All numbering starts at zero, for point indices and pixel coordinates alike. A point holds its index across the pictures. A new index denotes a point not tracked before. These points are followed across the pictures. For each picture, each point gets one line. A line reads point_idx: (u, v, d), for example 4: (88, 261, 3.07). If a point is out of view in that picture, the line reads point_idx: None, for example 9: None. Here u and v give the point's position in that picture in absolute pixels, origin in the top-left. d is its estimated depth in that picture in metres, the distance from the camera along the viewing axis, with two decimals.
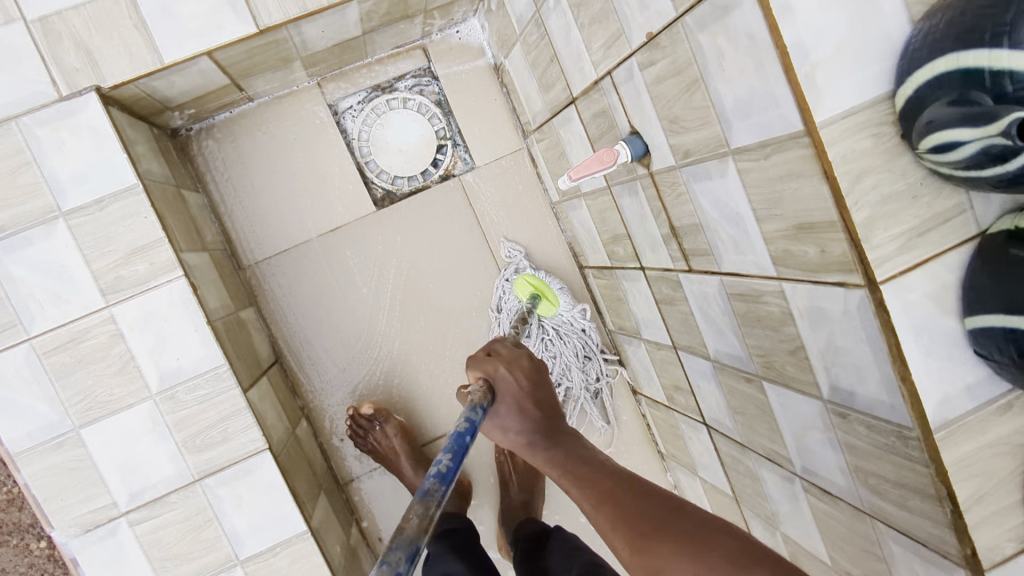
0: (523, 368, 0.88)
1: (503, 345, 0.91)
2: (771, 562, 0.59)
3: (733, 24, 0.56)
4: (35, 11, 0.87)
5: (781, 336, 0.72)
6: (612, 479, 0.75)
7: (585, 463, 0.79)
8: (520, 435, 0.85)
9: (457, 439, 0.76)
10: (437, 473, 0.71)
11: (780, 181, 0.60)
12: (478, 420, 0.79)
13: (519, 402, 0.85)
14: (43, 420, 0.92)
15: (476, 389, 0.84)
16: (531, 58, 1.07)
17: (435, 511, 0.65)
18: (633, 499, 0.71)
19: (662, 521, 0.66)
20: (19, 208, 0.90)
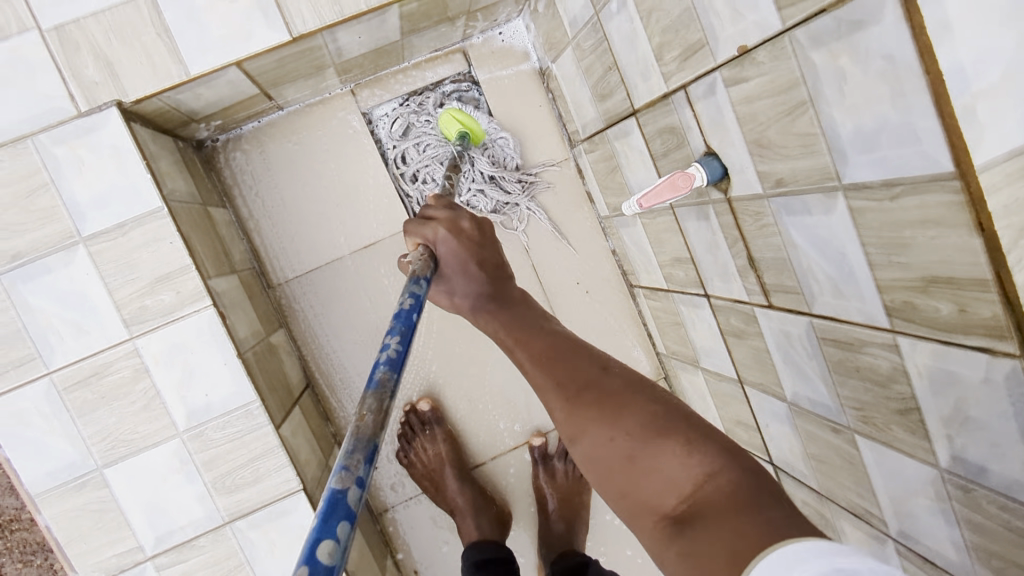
0: (466, 235, 0.78)
1: (439, 207, 0.80)
2: (695, 427, 0.59)
3: (865, 44, 0.47)
4: (50, 20, 0.80)
5: (888, 393, 0.64)
6: (546, 337, 0.71)
7: (523, 322, 0.74)
8: (462, 297, 0.78)
9: (403, 319, 0.67)
10: (388, 359, 0.63)
11: (909, 227, 0.51)
12: (422, 295, 0.70)
13: (463, 264, 0.76)
14: (64, 460, 0.86)
15: (416, 257, 0.75)
16: (585, 64, 0.98)
17: (389, 403, 0.58)
18: (563, 359, 0.68)
19: (587, 384, 0.65)
20: (36, 234, 0.83)
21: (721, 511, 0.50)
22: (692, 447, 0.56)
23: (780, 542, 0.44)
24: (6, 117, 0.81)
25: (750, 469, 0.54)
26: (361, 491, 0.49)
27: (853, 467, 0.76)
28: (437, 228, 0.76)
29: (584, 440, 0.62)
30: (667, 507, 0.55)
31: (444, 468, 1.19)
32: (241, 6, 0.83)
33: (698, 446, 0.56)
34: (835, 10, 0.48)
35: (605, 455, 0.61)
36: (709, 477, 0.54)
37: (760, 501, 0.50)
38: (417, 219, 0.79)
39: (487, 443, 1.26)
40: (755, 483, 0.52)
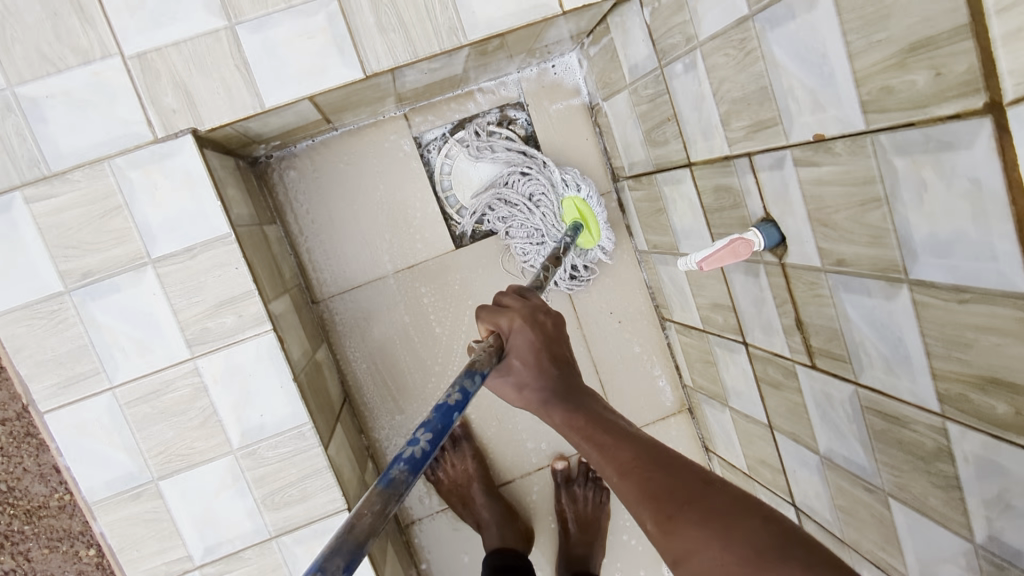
0: (541, 327, 0.76)
1: (513, 297, 0.79)
2: (810, 547, 0.49)
3: (953, 163, 0.50)
4: (134, 47, 0.82)
5: (929, 467, 0.67)
6: (634, 447, 0.62)
7: (608, 429, 0.65)
8: (530, 393, 0.73)
9: (443, 415, 0.63)
10: (410, 457, 0.58)
11: (974, 330, 0.54)
12: (473, 392, 0.66)
13: (536, 356, 0.73)
14: (122, 470, 0.89)
15: (483, 348, 0.73)
16: (640, 109, 1.01)
17: (393, 508, 0.53)
18: (654, 472, 0.58)
19: (686, 496, 0.55)
20: (108, 253, 0.85)
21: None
22: (812, 575, 0.46)
23: None
24: (85, 139, 0.83)
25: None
26: None
27: (882, 525, 0.79)
28: (511, 318, 0.75)
29: (686, 561, 0.52)
30: None
31: (472, 484, 1.23)
32: (319, 43, 0.85)
33: (816, 573, 0.46)
34: (925, 126, 0.51)
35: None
36: None
37: None
38: (493, 308, 0.78)
39: (514, 463, 1.30)
40: None
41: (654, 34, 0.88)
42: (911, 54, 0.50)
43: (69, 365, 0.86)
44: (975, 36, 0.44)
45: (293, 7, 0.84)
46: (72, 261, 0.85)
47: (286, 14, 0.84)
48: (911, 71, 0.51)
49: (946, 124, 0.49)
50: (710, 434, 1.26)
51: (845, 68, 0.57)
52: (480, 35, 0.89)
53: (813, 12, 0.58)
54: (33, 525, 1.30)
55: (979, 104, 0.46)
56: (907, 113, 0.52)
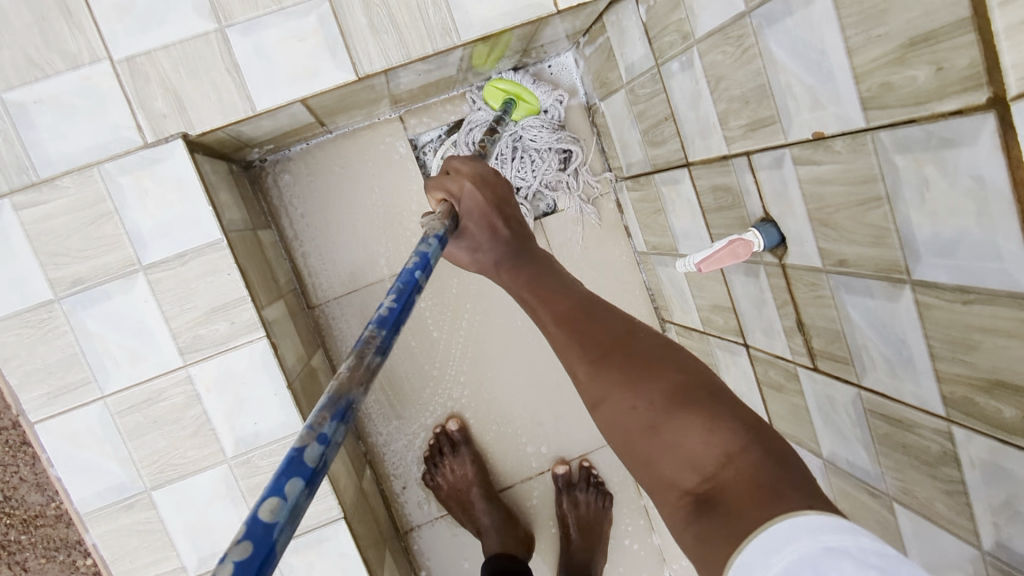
0: (492, 186, 0.78)
1: (462, 160, 0.80)
2: (717, 404, 0.52)
3: (955, 161, 0.49)
4: (122, 51, 0.81)
5: (934, 472, 0.66)
6: (573, 300, 0.64)
7: (555, 283, 0.68)
8: (484, 254, 0.76)
9: (405, 277, 0.61)
10: (378, 317, 0.55)
11: (980, 331, 0.53)
12: (433, 256, 0.65)
13: (488, 219, 0.76)
14: (114, 481, 0.88)
15: (436, 215, 0.74)
16: (637, 109, 1.00)
17: (374, 361, 0.51)
18: (587, 317, 0.61)
19: (614, 345, 0.58)
20: (98, 261, 0.84)
21: (750, 504, 0.45)
22: (713, 425, 0.50)
23: (775, 518, 0.42)
24: (74, 145, 0.82)
25: (775, 448, 0.48)
26: (322, 449, 0.43)
27: (888, 530, 0.78)
28: (460, 184, 0.77)
29: (602, 405, 0.57)
30: (686, 485, 0.50)
31: (472, 489, 1.21)
32: (311, 45, 0.84)
33: (717, 424, 0.50)
34: (926, 123, 0.50)
35: (623, 424, 0.55)
36: (731, 456, 0.48)
37: (794, 490, 0.44)
38: (442, 174, 0.79)
39: (514, 467, 1.28)
40: (784, 462, 0.47)
41: (650, 32, 0.87)
42: (911, 50, 0.49)
43: (59, 374, 0.85)
44: (978, 30, 0.43)
45: (284, 9, 0.83)
46: (62, 269, 0.84)
47: (276, 16, 0.83)
48: (911, 67, 0.49)
49: (948, 120, 0.48)
50: None
51: (844, 65, 0.56)
52: (473, 34, 0.88)
53: (811, 8, 0.57)
54: (29, 535, 1.29)
55: (983, 100, 0.44)
56: (908, 110, 0.51)
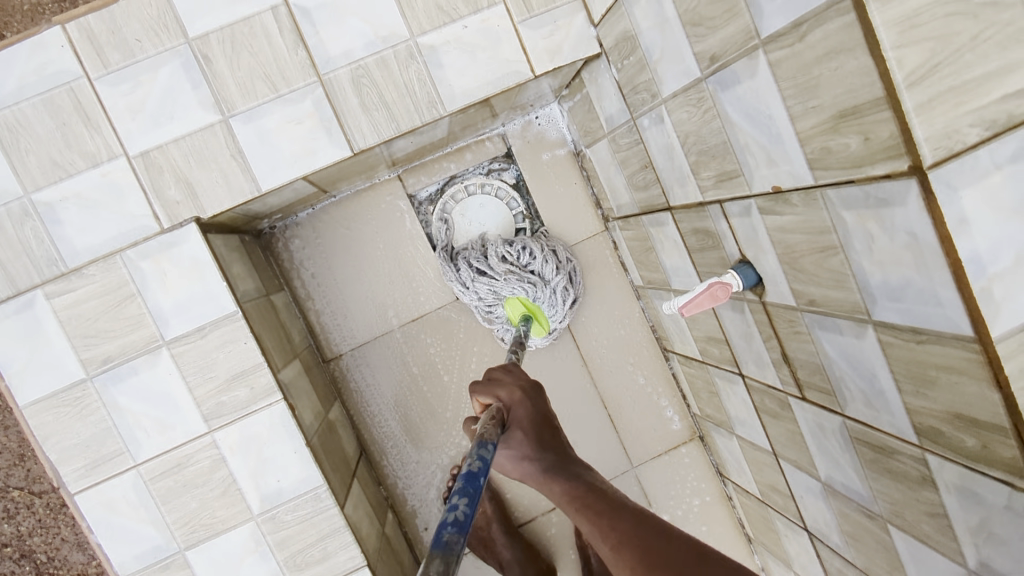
0: (540, 397, 0.81)
1: (503, 372, 0.84)
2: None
3: (892, 218, 0.53)
4: (137, 146, 0.89)
5: (918, 495, 0.69)
6: (630, 518, 0.62)
7: (603, 497, 0.66)
8: (530, 464, 0.73)
9: (469, 481, 0.63)
10: (453, 521, 0.58)
11: (935, 368, 0.56)
12: (491, 458, 0.66)
13: (535, 431, 0.75)
14: (150, 543, 0.93)
15: (486, 419, 0.73)
16: (620, 156, 1.05)
17: (454, 569, 0.52)
18: (648, 541, 0.59)
19: (678, 565, 0.56)
20: (124, 339, 0.91)
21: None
22: None
23: None
24: (98, 236, 0.89)
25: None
26: None
27: (887, 551, 0.80)
28: (509, 390, 0.78)
29: None
30: None
31: (490, 525, 1.24)
32: (308, 127, 0.91)
33: None
34: (863, 184, 0.54)
35: None
36: None
37: None
38: (484, 382, 0.82)
39: (531, 501, 1.31)
40: None
41: (624, 89, 0.92)
42: (842, 120, 0.53)
43: (94, 447, 0.91)
44: (892, 107, 0.48)
45: (281, 96, 0.90)
46: (93, 348, 0.91)
47: (275, 104, 0.90)
48: (843, 135, 0.54)
49: (880, 182, 0.52)
50: (723, 461, 1.27)
51: (789, 129, 0.61)
52: (458, 105, 0.94)
53: (755, 78, 0.62)
54: None
55: (904, 167, 0.49)
56: (847, 171, 0.55)
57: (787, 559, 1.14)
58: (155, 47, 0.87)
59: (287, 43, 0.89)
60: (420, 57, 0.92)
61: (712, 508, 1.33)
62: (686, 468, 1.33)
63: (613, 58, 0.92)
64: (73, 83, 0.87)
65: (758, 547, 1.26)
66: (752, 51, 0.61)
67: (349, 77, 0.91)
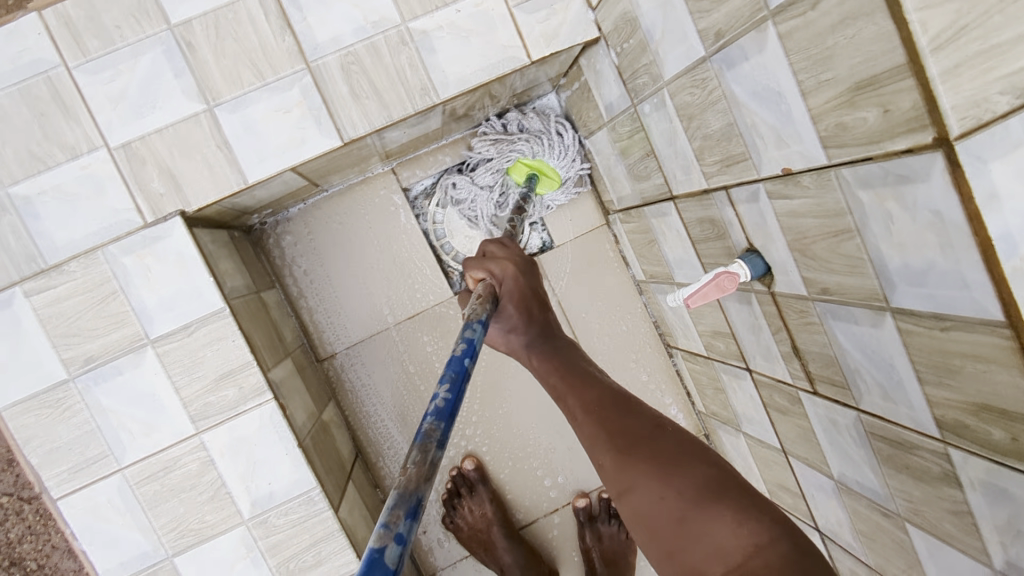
0: (532, 273, 0.79)
1: (497, 244, 0.81)
2: (745, 498, 0.54)
3: (913, 197, 0.49)
4: (118, 137, 0.85)
5: (939, 493, 0.65)
6: (598, 389, 0.64)
7: (581, 372, 0.67)
8: (517, 337, 0.74)
9: (454, 365, 0.62)
10: (434, 409, 0.57)
11: (960, 357, 0.53)
12: (479, 340, 0.65)
13: (525, 302, 0.74)
14: (137, 550, 0.90)
15: (476, 296, 0.71)
16: (620, 145, 1.01)
17: (435, 455, 0.52)
18: (616, 413, 0.61)
19: (640, 440, 0.58)
20: (107, 338, 0.88)
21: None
22: (743, 518, 0.51)
23: None
24: (78, 231, 0.86)
25: (803, 543, 0.50)
26: (399, 548, 0.43)
27: (904, 551, 0.76)
28: (501, 264, 0.76)
29: (630, 494, 0.56)
30: None
31: (491, 528, 1.20)
32: (296, 116, 0.88)
33: (673, 478, 0.55)
34: (882, 161, 0.51)
35: (654, 514, 0.55)
36: (757, 550, 0.49)
37: None
38: (478, 257, 0.79)
39: (533, 503, 1.28)
40: (805, 555, 0.48)
41: (623, 73, 0.89)
42: (859, 93, 0.50)
43: (77, 450, 0.88)
44: (916, 75, 0.44)
45: (268, 85, 0.87)
46: (74, 348, 0.87)
47: (261, 92, 0.87)
48: (860, 108, 0.51)
49: (901, 158, 0.49)
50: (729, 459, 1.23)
51: (801, 106, 0.57)
52: (452, 92, 0.91)
53: (763, 53, 0.59)
54: None
55: (929, 139, 0.45)
56: (864, 148, 0.52)
57: None
58: (136, 34, 0.84)
59: (273, 28, 0.86)
60: (411, 43, 0.89)
61: None
62: None
63: (612, 41, 0.88)
64: (51, 72, 0.84)
65: None
66: (761, 24, 0.58)
67: (338, 65, 0.87)
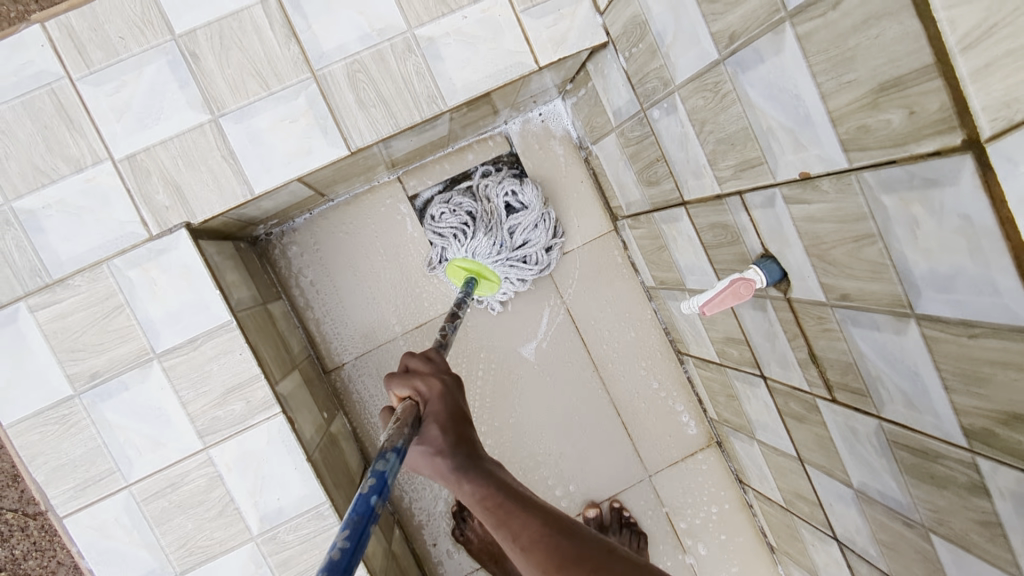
0: (456, 391, 0.68)
1: (420, 360, 0.71)
2: None
3: (941, 200, 0.48)
4: (123, 150, 0.84)
5: (967, 503, 0.63)
6: (540, 515, 0.54)
7: (517, 497, 0.55)
8: (443, 461, 0.59)
9: (358, 506, 0.52)
10: (327, 563, 0.46)
11: (989, 364, 0.51)
12: (391, 473, 0.55)
13: (454, 420, 0.63)
14: (144, 567, 0.88)
15: (394, 421, 0.60)
16: (629, 151, 1.00)
17: None
18: (560, 539, 0.51)
19: (593, 568, 0.48)
20: (113, 352, 0.86)
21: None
22: None
23: None
24: (84, 245, 0.85)
25: None
26: None
27: (928, 562, 0.75)
28: (428, 383, 0.66)
29: None
30: None
31: (503, 540, 1.19)
32: (302, 126, 0.87)
33: None
34: (907, 163, 0.50)
35: None
36: None
37: None
38: (400, 374, 0.68)
39: None
40: None
41: (633, 79, 0.88)
42: (883, 95, 0.49)
43: (84, 467, 0.87)
44: (944, 76, 0.43)
45: (274, 94, 0.86)
46: (80, 363, 0.86)
47: (267, 102, 0.86)
48: (884, 111, 0.49)
49: (928, 161, 0.47)
50: (742, 467, 1.21)
51: (820, 109, 0.56)
52: (459, 99, 0.90)
53: (781, 56, 0.58)
54: None
55: (958, 141, 0.44)
56: (888, 151, 0.51)
57: (814, 570, 1.09)
58: (140, 45, 0.83)
59: (279, 38, 0.85)
60: (418, 50, 0.88)
61: (732, 516, 1.27)
62: (704, 475, 1.28)
63: (621, 46, 0.87)
64: (55, 84, 0.83)
65: (782, 557, 1.20)
66: (778, 25, 0.56)
67: (345, 73, 0.86)
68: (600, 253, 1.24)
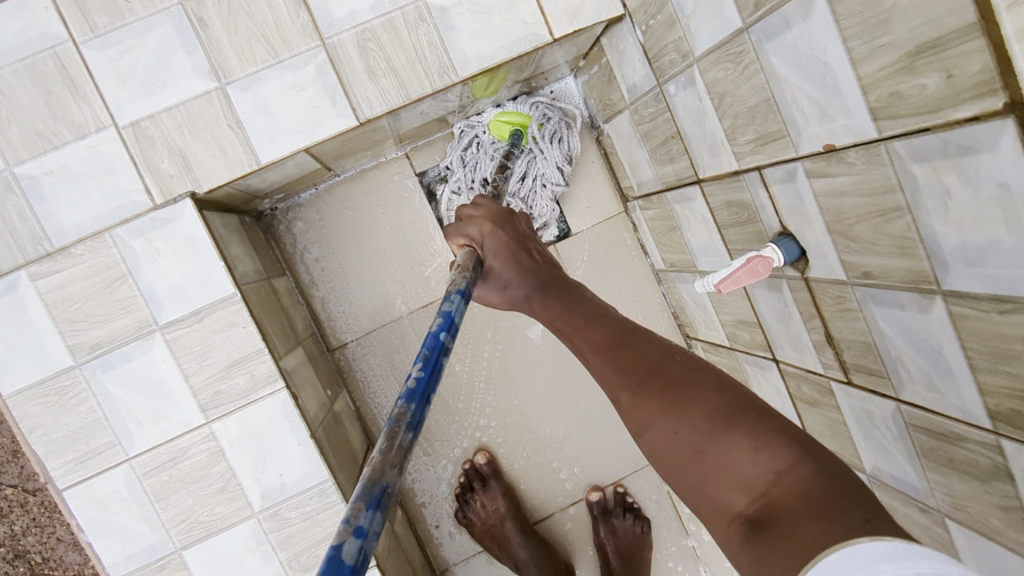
0: (508, 227, 0.79)
1: (472, 206, 0.80)
2: (757, 416, 0.54)
3: (977, 168, 0.46)
4: (126, 116, 0.82)
5: (987, 487, 0.62)
6: (605, 325, 0.66)
7: (577, 312, 0.69)
8: (517, 291, 0.75)
9: (430, 342, 0.60)
10: (405, 390, 0.55)
11: (1020, 342, 0.50)
12: (456, 313, 0.64)
13: (515, 256, 0.75)
14: (145, 543, 0.87)
15: (461, 261, 0.73)
16: (643, 128, 0.98)
17: (401, 440, 0.49)
18: (622, 345, 0.63)
19: (657, 368, 0.60)
20: (114, 324, 0.85)
21: (800, 515, 0.45)
22: (760, 444, 0.51)
23: (843, 542, 0.40)
24: (86, 213, 0.83)
25: (828, 463, 0.49)
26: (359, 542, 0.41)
27: (943, 549, 0.73)
28: (478, 227, 0.76)
29: (647, 432, 0.58)
30: (737, 508, 0.51)
31: (506, 524, 1.18)
32: (310, 95, 0.85)
33: (688, 412, 0.56)
34: (941, 131, 0.48)
35: (670, 447, 0.56)
36: (779, 475, 0.49)
37: (842, 501, 0.45)
38: (456, 222, 0.79)
39: (547, 497, 1.25)
40: (830, 475, 0.47)
41: (649, 53, 0.86)
42: (919, 58, 0.47)
43: (84, 440, 0.85)
44: (987, 34, 0.41)
45: (281, 62, 0.84)
46: (81, 334, 0.84)
47: (275, 70, 0.84)
48: (920, 75, 0.47)
49: (964, 128, 0.46)
50: None
51: (850, 76, 0.54)
52: (472, 70, 0.88)
53: (810, 22, 0.56)
54: None
55: (999, 105, 0.42)
56: (921, 118, 0.49)
57: None
58: (146, 8, 0.81)
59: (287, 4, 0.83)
60: (430, 19, 0.86)
61: None
62: None
63: (638, 19, 0.85)
64: (57, 47, 0.81)
65: None
66: None
67: (355, 42, 0.84)
68: (610, 236, 1.23)
